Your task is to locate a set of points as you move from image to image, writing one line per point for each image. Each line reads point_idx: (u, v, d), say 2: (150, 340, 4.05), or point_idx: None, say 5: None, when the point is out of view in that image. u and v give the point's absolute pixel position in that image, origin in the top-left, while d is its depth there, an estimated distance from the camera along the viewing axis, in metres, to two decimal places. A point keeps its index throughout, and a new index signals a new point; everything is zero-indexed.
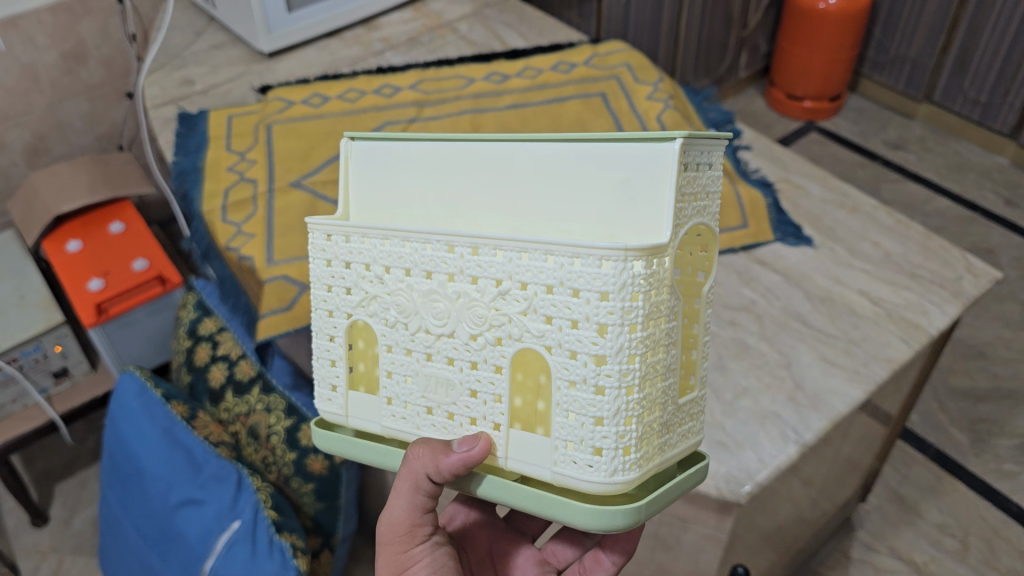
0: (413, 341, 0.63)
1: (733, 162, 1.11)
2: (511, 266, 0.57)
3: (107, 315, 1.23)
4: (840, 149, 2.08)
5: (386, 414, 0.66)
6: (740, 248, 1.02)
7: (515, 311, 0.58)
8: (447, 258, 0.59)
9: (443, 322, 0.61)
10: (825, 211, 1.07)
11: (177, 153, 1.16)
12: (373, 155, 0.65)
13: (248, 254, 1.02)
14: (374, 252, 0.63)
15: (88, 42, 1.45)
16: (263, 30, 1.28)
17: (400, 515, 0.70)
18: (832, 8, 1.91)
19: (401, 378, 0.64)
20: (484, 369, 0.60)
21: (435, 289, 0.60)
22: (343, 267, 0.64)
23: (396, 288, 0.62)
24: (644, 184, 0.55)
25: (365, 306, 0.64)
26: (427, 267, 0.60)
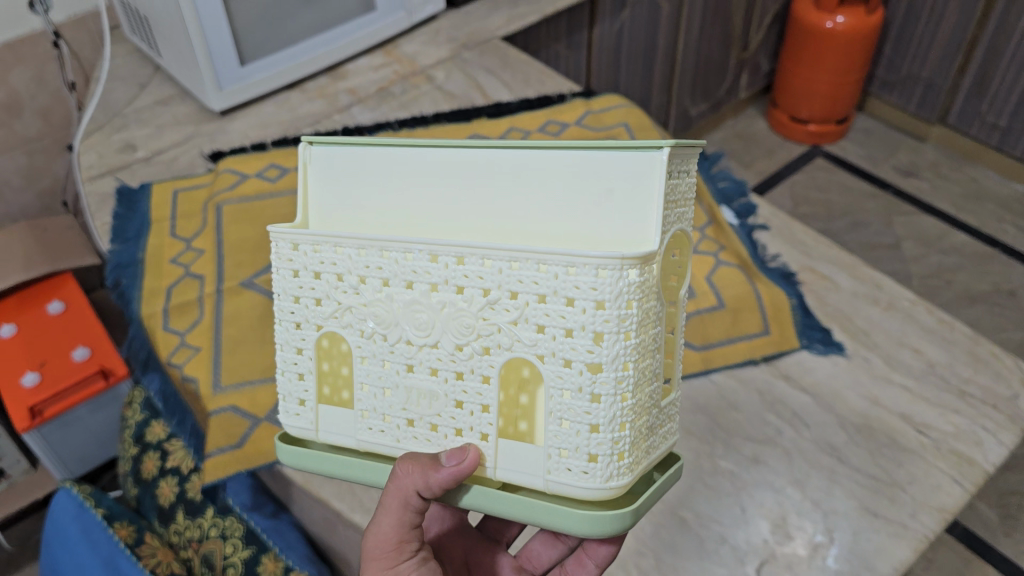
0: (392, 353, 0.57)
1: (750, 246, 0.99)
2: (500, 276, 0.52)
3: (43, 417, 1.09)
4: (848, 176, 1.95)
5: (362, 427, 0.59)
6: (761, 358, 0.90)
7: (504, 321, 0.53)
8: (430, 268, 0.54)
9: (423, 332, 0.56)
10: (856, 308, 0.95)
11: (115, 240, 1.02)
12: (336, 164, 0.58)
13: (192, 374, 0.88)
14: (348, 263, 0.56)
15: (21, 92, 1.30)
16: (212, 87, 1.13)
17: (388, 531, 0.61)
18: (840, 27, 1.77)
19: (377, 391, 0.58)
20: (471, 379, 0.56)
21: (417, 300, 0.55)
22: (311, 277, 0.58)
23: (373, 299, 0.56)
24: (633, 199, 0.51)
25: (338, 317, 0.58)
26: (408, 277, 0.55)
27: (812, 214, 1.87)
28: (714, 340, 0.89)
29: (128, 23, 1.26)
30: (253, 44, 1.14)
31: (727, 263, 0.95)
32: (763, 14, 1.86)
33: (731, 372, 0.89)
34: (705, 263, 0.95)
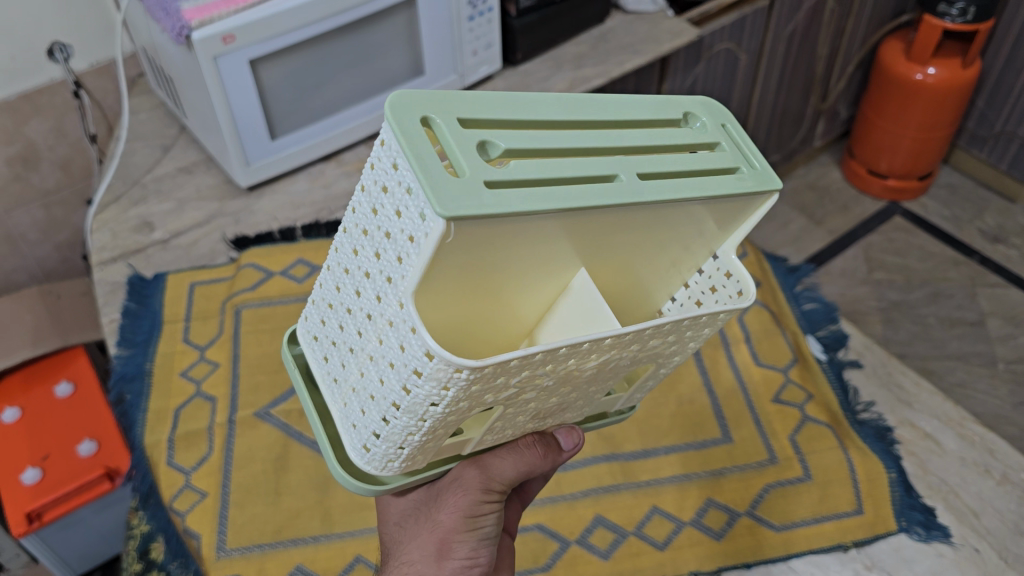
0: (536, 397, 0.51)
1: (843, 400, 0.90)
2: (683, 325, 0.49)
3: (41, 522, 1.04)
4: (928, 239, 1.79)
5: (469, 445, 0.56)
6: (851, 543, 0.76)
7: (660, 349, 0.52)
8: (624, 340, 0.46)
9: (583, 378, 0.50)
10: (964, 481, 0.86)
11: (121, 344, 0.91)
12: (472, 232, 0.42)
13: (195, 528, 0.76)
14: (543, 359, 0.44)
15: (40, 143, 1.19)
16: (239, 162, 1.01)
17: (494, 479, 0.57)
18: (931, 80, 1.60)
19: (504, 420, 0.54)
20: (596, 387, 0.54)
21: (598, 363, 0.48)
22: (492, 380, 0.44)
23: (559, 373, 0.47)
24: (735, 216, 0.53)
25: (494, 399, 0.47)
26: (601, 351, 0.47)
27: (888, 281, 1.71)
28: (798, 518, 0.77)
29: (154, 77, 1.14)
30: (283, 114, 1.01)
31: (816, 420, 0.85)
32: (847, 61, 1.71)
33: (813, 558, 0.75)
34: (791, 419, 0.85)
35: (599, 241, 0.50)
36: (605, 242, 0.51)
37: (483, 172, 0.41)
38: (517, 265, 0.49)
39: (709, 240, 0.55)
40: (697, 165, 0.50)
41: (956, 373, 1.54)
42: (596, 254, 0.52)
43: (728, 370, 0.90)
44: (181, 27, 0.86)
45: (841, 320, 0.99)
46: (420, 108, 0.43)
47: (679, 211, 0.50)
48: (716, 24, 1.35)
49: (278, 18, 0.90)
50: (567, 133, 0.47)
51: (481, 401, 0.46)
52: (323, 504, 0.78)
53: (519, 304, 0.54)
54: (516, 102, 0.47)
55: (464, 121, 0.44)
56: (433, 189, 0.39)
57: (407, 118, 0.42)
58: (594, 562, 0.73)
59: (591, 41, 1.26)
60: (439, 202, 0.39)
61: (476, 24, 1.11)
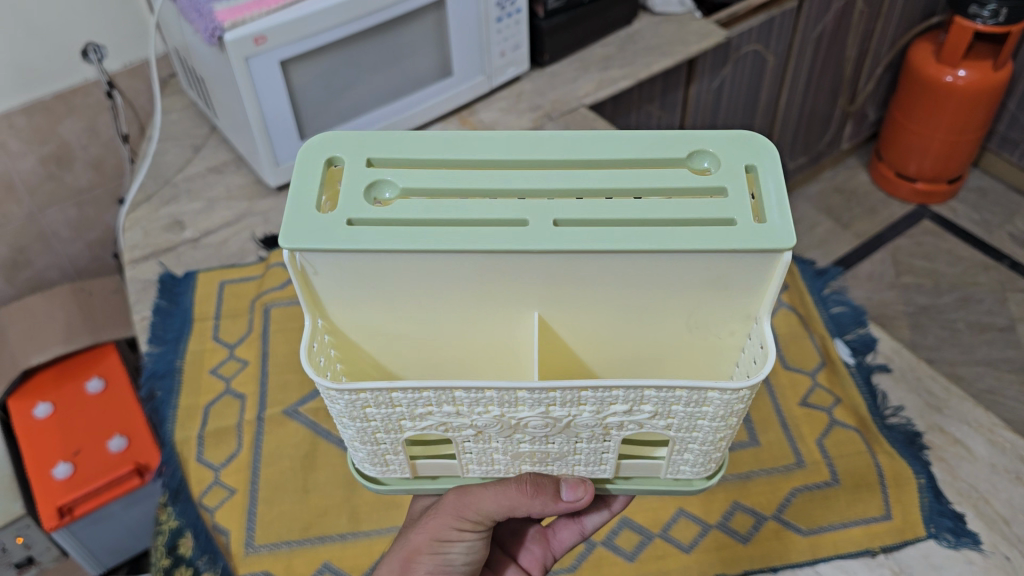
0: (498, 436, 0.53)
1: (871, 406, 0.89)
2: (636, 394, 0.48)
3: (72, 516, 1.06)
4: (957, 243, 1.77)
5: (466, 470, 0.58)
6: (879, 549, 0.75)
7: (642, 417, 0.50)
8: (550, 397, 0.48)
9: (524, 425, 0.51)
10: (995, 487, 0.86)
11: (151, 341, 0.93)
12: (342, 261, 0.51)
13: (225, 524, 0.77)
14: (434, 396, 0.48)
15: (73, 143, 1.21)
16: (269, 161, 1.02)
17: (473, 510, 0.57)
18: (961, 82, 1.58)
19: (482, 452, 0.55)
20: (588, 442, 0.53)
21: (534, 416, 0.50)
22: (389, 407, 0.50)
23: (476, 414, 0.50)
24: (743, 276, 0.51)
25: (421, 423, 0.51)
26: (518, 401, 0.48)
27: (916, 285, 1.70)
28: (826, 524, 0.77)
29: (185, 78, 1.15)
30: (312, 115, 1.02)
31: (844, 424, 0.85)
32: (875, 63, 1.70)
33: (841, 562, 0.75)
34: (819, 423, 0.85)
35: (573, 296, 0.54)
36: (572, 292, 0.53)
37: (348, 211, 0.51)
38: (458, 295, 0.54)
39: (731, 302, 0.53)
40: (681, 214, 0.50)
41: (986, 379, 1.53)
42: (569, 314, 0.56)
43: (755, 374, 0.90)
44: (214, 27, 0.87)
45: (870, 325, 0.98)
46: (329, 149, 0.54)
47: (648, 270, 0.51)
48: (743, 26, 1.35)
49: (310, 19, 0.91)
50: (491, 178, 0.53)
51: (392, 422, 0.52)
52: (350, 502, 0.78)
53: (487, 332, 0.58)
54: (441, 148, 0.54)
55: (374, 160, 0.55)
56: (291, 221, 0.50)
57: (317, 156, 0.54)
58: (620, 564, 0.74)
59: (619, 43, 1.26)
60: (296, 233, 0.49)
61: (504, 25, 1.11)
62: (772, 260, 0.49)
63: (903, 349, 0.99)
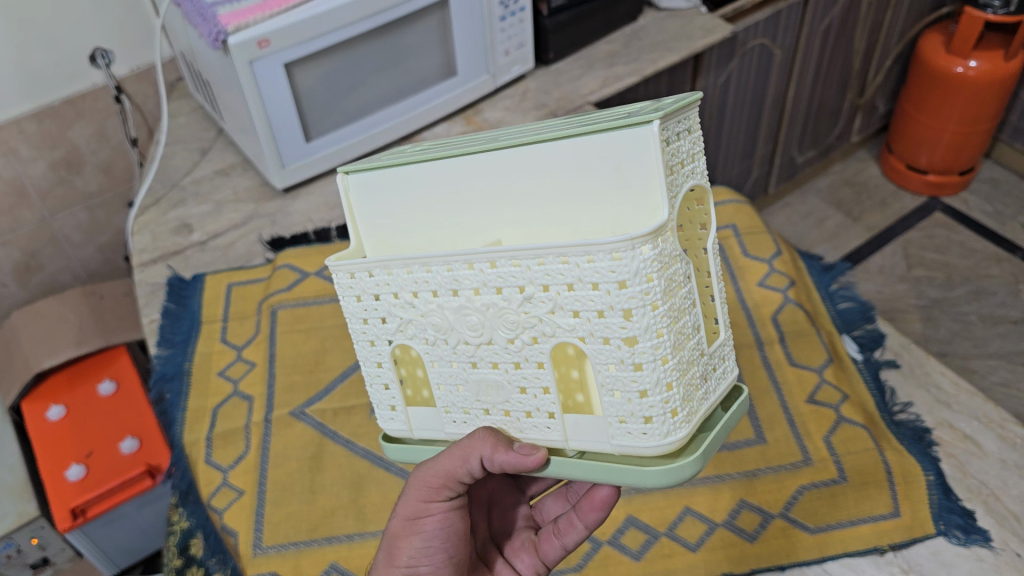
0: (454, 354, 0.51)
1: (878, 402, 0.89)
2: (531, 270, 0.46)
3: (85, 517, 1.06)
4: (969, 235, 1.76)
5: (447, 421, 0.55)
6: (887, 546, 0.75)
7: (542, 312, 0.47)
8: (467, 274, 0.48)
9: (464, 331, 0.50)
10: (1006, 483, 0.85)
11: (160, 343, 0.94)
12: (370, 187, 0.54)
13: (233, 525, 0.78)
14: (399, 280, 0.50)
15: (83, 148, 1.22)
16: (275, 164, 1.02)
17: (436, 470, 0.55)
18: (972, 73, 1.57)
19: (452, 387, 0.53)
20: (527, 367, 0.50)
21: (465, 305, 0.49)
22: (371, 299, 0.52)
23: (428, 309, 0.50)
24: (636, 174, 0.46)
25: (404, 332, 0.52)
26: (451, 284, 0.48)
27: (927, 278, 1.68)
28: (833, 521, 0.76)
29: (192, 80, 1.16)
30: (317, 117, 1.02)
31: (852, 421, 0.84)
32: (885, 55, 1.69)
33: (848, 561, 0.74)
34: (825, 418, 0.84)
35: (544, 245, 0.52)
36: (520, 202, 0.50)
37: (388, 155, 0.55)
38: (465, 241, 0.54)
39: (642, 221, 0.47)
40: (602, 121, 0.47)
41: (998, 373, 1.51)
42: None
43: (762, 372, 0.89)
44: (217, 32, 0.88)
45: (877, 321, 0.98)
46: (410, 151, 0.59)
47: (584, 173, 0.47)
48: (749, 21, 1.34)
49: (313, 20, 0.92)
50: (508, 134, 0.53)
51: (372, 330, 0.52)
52: (356, 503, 0.78)
53: None
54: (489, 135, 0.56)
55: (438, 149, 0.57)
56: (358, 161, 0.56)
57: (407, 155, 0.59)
58: (625, 563, 0.74)
59: (623, 40, 1.26)
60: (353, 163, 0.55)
61: (508, 24, 1.11)
62: (642, 140, 0.44)
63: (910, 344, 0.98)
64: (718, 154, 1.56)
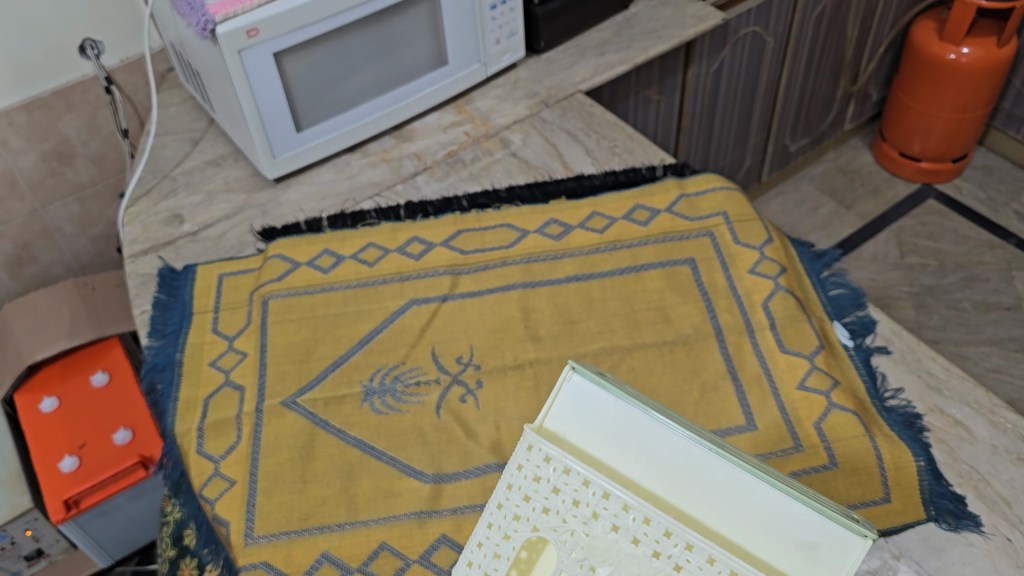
0: None
1: (869, 387, 0.89)
2: (709, 560, 0.48)
3: (78, 509, 1.09)
4: (963, 222, 1.76)
5: None
6: (878, 532, 0.77)
7: None
8: (650, 530, 0.49)
9: (616, 571, 0.51)
10: (998, 468, 0.85)
11: (151, 335, 0.93)
12: (590, 399, 0.51)
13: (224, 515, 0.78)
14: (588, 496, 0.51)
15: (73, 139, 1.21)
16: (266, 155, 1.02)
17: None
18: (965, 60, 1.57)
19: None
20: None
21: (635, 551, 0.50)
22: (547, 487, 0.52)
23: (597, 535, 0.51)
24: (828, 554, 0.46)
25: (558, 537, 0.52)
26: (639, 533, 0.50)
27: (921, 266, 1.69)
28: None
29: (182, 71, 1.15)
30: (307, 107, 1.02)
31: (842, 407, 0.83)
32: (878, 42, 1.69)
33: None
34: (816, 405, 0.83)
35: None
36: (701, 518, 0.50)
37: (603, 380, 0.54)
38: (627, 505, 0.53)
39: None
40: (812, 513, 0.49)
41: (991, 359, 1.52)
42: None
43: (752, 359, 0.87)
44: (205, 21, 0.88)
45: (868, 307, 0.97)
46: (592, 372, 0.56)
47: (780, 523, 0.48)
48: (742, 8, 1.33)
49: (303, 9, 0.91)
50: None
51: (527, 510, 0.53)
52: (347, 492, 0.78)
53: None
54: None
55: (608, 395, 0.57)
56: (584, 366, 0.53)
57: None
58: None
59: (615, 28, 1.25)
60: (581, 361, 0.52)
61: (498, 13, 1.11)
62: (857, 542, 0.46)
63: (902, 331, 0.98)
64: (710, 143, 1.56)
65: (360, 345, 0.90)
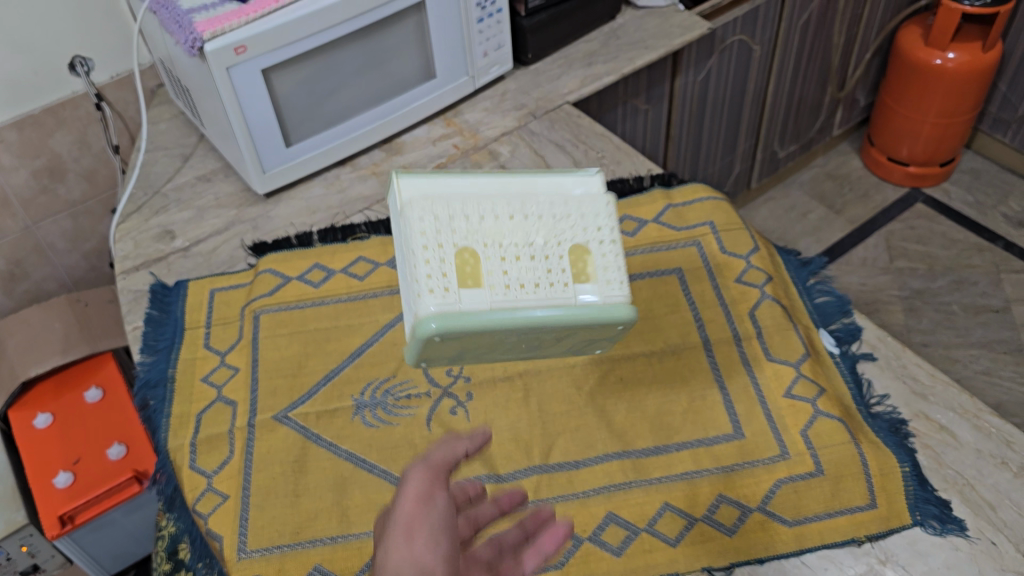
0: (498, 246, 0.62)
1: (855, 395, 0.90)
2: (550, 209, 0.64)
3: (73, 525, 1.09)
4: (951, 225, 1.77)
5: (487, 292, 0.61)
6: (865, 537, 0.77)
7: (557, 211, 0.64)
8: (508, 195, 0.64)
9: (510, 225, 0.63)
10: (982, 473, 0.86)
11: (144, 351, 0.94)
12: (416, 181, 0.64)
13: (217, 530, 0.79)
14: (459, 196, 0.63)
15: (65, 155, 1.22)
16: (255, 170, 1.03)
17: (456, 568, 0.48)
18: (951, 65, 1.58)
19: (496, 283, 0.61)
20: (556, 273, 0.63)
21: (508, 205, 0.64)
22: (433, 198, 0.63)
23: (470, 198, 0.63)
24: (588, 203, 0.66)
25: (456, 230, 0.62)
26: (503, 195, 0.64)
27: (910, 269, 1.70)
28: (811, 513, 0.78)
29: (172, 87, 1.16)
30: (296, 123, 1.03)
31: (829, 414, 0.84)
32: (865, 48, 1.70)
33: (827, 552, 0.77)
34: (802, 412, 0.84)
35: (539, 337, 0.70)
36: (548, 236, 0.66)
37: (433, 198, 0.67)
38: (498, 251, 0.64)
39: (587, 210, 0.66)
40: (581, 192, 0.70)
41: (981, 361, 1.53)
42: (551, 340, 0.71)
43: (739, 368, 0.88)
44: (193, 39, 0.88)
45: (855, 313, 0.99)
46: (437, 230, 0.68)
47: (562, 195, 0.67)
48: (727, 17, 1.35)
49: (289, 26, 0.92)
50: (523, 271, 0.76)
51: (435, 234, 0.61)
52: (340, 505, 0.79)
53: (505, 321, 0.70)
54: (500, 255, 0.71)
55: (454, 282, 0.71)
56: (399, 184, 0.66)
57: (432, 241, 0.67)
58: (607, 559, 0.75)
59: (602, 39, 1.26)
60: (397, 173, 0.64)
61: (485, 26, 1.12)
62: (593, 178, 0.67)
63: (887, 337, 0.98)
64: (699, 150, 1.57)
65: (351, 358, 0.91)
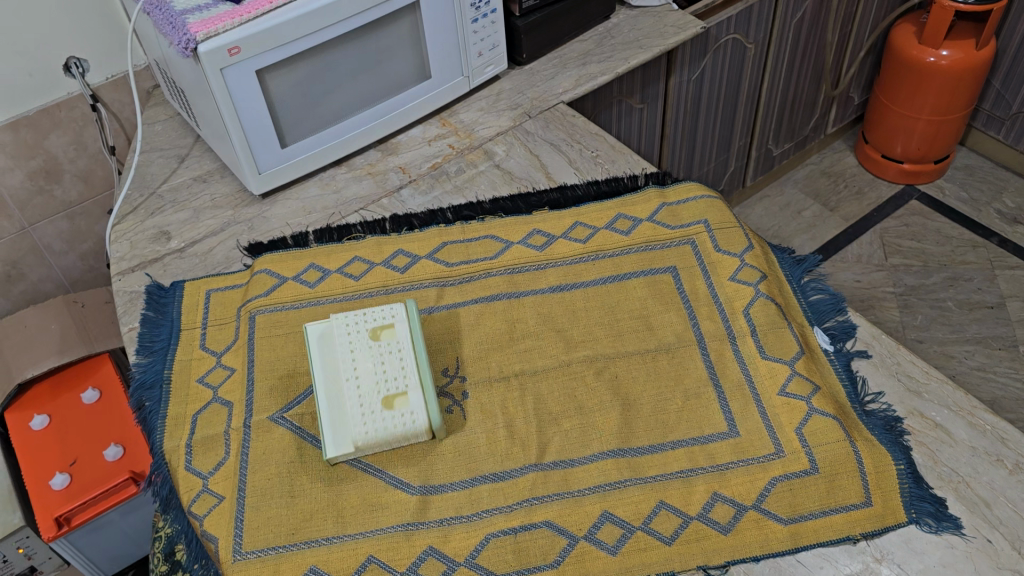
0: (382, 370, 0.83)
1: (850, 393, 0.90)
2: (349, 345, 0.84)
3: (69, 526, 1.09)
4: (946, 222, 1.78)
5: (407, 378, 0.82)
6: (860, 535, 0.79)
7: (360, 336, 0.85)
8: (348, 361, 0.83)
9: (374, 362, 0.83)
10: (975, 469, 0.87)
11: (139, 352, 0.94)
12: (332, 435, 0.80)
13: (214, 531, 0.79)
14: (353, 391, 0.81)
15: (61, 157, 1.22)
16: (251, 170, 1.03)
17: None
18: (944, 62, 1.59)
19: (401, 372, 0.83)
20: (391, 350, 0.84)
21: (354, 361, 0.83)
22: (359, 420, 0.80)
23: (355, 376, 0.82)
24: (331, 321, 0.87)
25: (373, 401, 0.81)
26: (353, 367, 0.83)
27: (905, 266, 1.70)
28: (807, 511, 0.79)
29: (167, 88, 1.16)
30: (292, 123, 1.03)
31: (823, 412, 0.84)
32: (858, 46, 1.71)
33: (821, 551, 0.78)
34: (797, 410, 0.84)
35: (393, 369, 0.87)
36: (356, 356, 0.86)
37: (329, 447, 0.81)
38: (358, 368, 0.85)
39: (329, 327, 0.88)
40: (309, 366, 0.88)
41: (975, 358, 1.53)
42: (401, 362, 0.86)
43: (733, 366, 0.89)
44: (187, 40, 0.88)
45: (850, 311, 0.99)
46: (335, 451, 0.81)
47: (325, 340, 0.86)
48: (721, 16, 1.35)
49: (284, 28, 0.92)
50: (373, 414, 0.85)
51: (374, 410, 0.81)
52: (336, 505, 0.79)
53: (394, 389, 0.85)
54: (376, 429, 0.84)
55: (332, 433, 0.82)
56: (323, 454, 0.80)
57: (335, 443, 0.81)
58: (602, 558, 0.76)
59: (596, 39, 1.27)
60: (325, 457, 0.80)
61: (480, 26, 1.12)
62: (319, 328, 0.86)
63: (881, 335, 0.99)
64: (693, 148, 1.57)
65: None
